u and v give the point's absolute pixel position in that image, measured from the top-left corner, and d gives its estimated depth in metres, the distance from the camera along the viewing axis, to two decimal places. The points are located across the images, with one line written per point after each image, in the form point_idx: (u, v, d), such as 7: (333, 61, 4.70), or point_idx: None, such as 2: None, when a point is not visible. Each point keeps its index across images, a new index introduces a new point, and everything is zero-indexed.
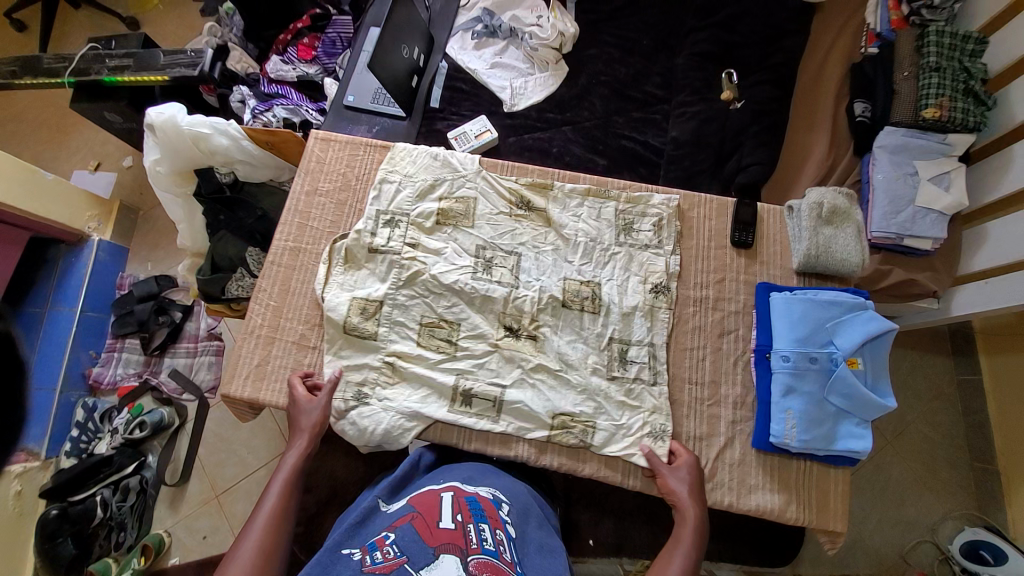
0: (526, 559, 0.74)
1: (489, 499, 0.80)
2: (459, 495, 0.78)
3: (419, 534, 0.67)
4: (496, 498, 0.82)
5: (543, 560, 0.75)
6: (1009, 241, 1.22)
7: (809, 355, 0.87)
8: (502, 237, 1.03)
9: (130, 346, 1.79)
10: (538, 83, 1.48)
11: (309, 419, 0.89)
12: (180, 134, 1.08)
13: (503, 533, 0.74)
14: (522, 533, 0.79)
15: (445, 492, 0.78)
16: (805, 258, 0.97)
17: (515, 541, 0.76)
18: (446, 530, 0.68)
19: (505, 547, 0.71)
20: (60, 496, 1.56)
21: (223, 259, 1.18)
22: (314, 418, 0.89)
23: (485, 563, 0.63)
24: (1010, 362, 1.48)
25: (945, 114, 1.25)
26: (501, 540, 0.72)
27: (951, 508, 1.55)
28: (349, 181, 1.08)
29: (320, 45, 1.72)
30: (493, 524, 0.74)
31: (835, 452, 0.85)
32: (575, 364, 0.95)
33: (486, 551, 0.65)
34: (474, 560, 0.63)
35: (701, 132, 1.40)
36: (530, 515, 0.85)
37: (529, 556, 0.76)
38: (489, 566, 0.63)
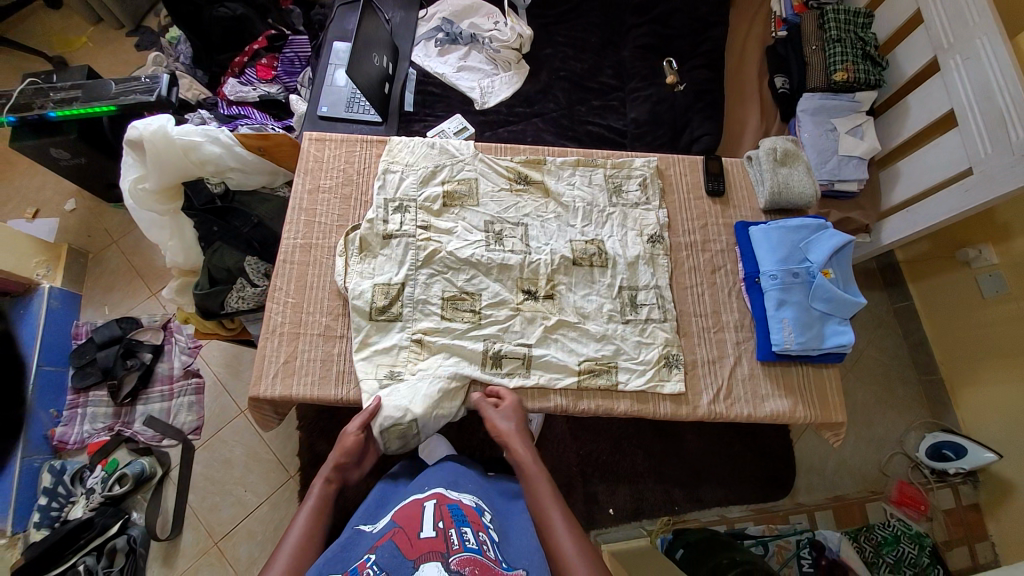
0: (512, 552, 0.77)
1: (472, 505, 0.82)
2: (442, 502, 0.81)
3: (399, 549, 0.69)
4: (479, 506, 0.84)
5: (526, 542, 0.79)
6: (916, 173, 1.46)
7: (792, 272, 1.00)
8: (507, 211, 1.10)
9: (98, 398, 1.58)
10: (504, 82, 1.60)
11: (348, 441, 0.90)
12: (170, 143, 1.08)
13: (486, 534, 0.77)
14: (505, 532, 0.82)
15: (426, 502, 0.80)
16: (770, 197, 1.12)
17: (498, 542, 0.78)
18: (427, 539, 0.71)
19: (488, 545, 0.74)
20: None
21: (220, 271, 1.14)
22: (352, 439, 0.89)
23: (467, 559, 0.67)
24: (933, 283, 1.74)
25: (851, 76, 1.50)
26: (484, 539, 0.74)
27: (912, 420, 1.76)
28: (351, 176, 1.11)
29: (279, 65, 1.74)
30: (476, 526, 0.77)
31: (826, 349, 0.99)
32: (592, 314, 1.03)
33: (468, 550, 0.70)
34: (456, 559, 0.67)
35: (656, 112, 1.57)
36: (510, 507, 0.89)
37: (514, 545, 0.79)
38: (472, 563, 0.67)
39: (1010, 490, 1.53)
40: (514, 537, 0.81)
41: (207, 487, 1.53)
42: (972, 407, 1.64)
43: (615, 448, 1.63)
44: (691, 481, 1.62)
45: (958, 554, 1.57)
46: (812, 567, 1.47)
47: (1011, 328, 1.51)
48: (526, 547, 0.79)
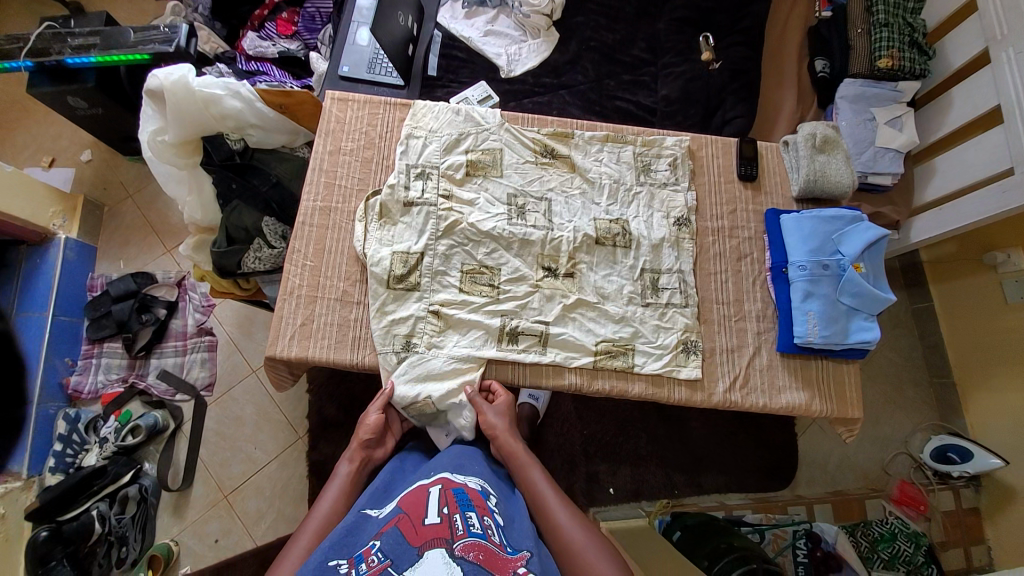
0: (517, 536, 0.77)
1: (477, 489, 0.82)
2: (447, 486, 0.81)
3: (404, 535, 0.70)
4: (484, 489, 0.84)
5: (529, 526, 0.79)
6: (954, 171, 1.40)
7: (822, 264, 0.97)
8: (531, 184, 1.07)
9: (112, 350, 1.60)
10: (532, 50, 1.54)
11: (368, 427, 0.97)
12: (191, 95, 1.05)
13: (491, 519, 0.77)
14: (510, 518, 0.81)
15: (431, 487, 0.80)
16: (805, 184, 1.08)
17: (504, 527, 0.78)
18: (431, 525, 0.71)
19: (493, 530, 0.74)
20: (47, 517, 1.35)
21: (238, 230, 1.12)
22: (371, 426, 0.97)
23: (472, 545, 0.68)
24: (957, 285, 1.69)
25: (897, 63, 1.42)
26: (489, 523, 0.74)
27: (920, 422, 1.75)
28: (373, 139, 1.08)
29: (299, 20, 1.68)
30: (481, 511, 0.77)
31: (850, 344, 0.97)
32: (612, 296, 1.01)
33: (473, 535, 0.70)
34: (460, 545, 0.67)
35: (688, 90, 1.51)
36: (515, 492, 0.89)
37: (518, 529, 0.79)
38: (476, 548, 0.68)
39: (1012, 496, 1.53)
40: (519, 523, 0.80)
41: (219, 442, 1.57)
42: (981, 413, 1.63)
43: (620, 430, 1.64)
44: (692, 467, 1.64)
45: (952, 555, 1.59)
46: (806, 557, 1.50)
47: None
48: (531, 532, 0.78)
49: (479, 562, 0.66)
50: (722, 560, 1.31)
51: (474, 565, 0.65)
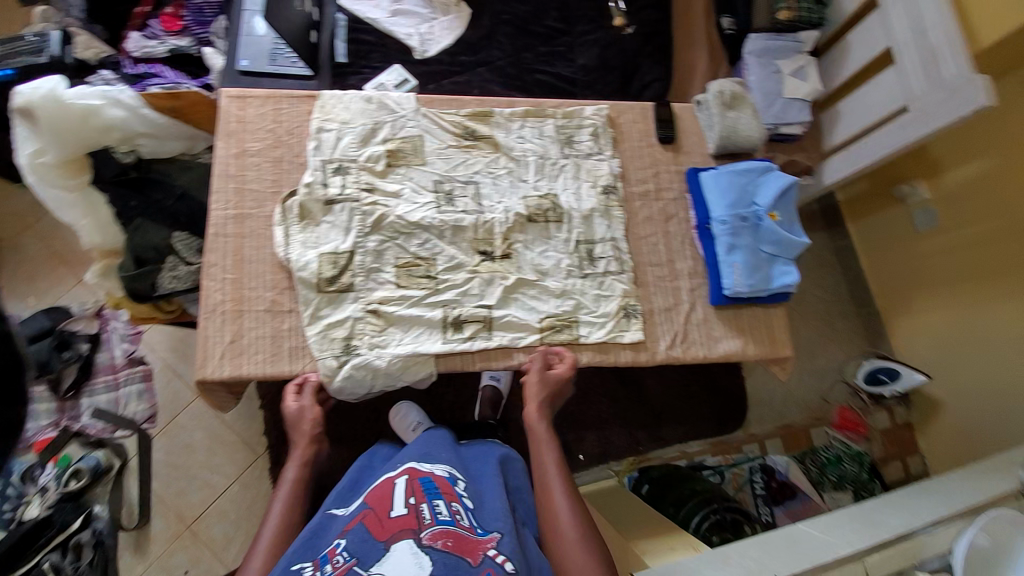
0: (487, 515, 0.83)
1: (444, 476, 0.87)
2: (414, 476, 0.85)
3: (370, 532, 0.77)
4: (452, 475, 0.88)
5: (498, 503, 0.85)
6: (855, 114, 1.50)
7: (741, 216, 1.02)
8: (457, 169, 1.04)
9: (36, 394, 1.38)
10: (444, 27, 1.49)
11: (305, 424, 0.91)
12: (65, 108, 0.94)
13: (459, 503, 0.83)
14: (479, 498, 0.87)
15: (398, 479, 0.85)
16: (719, 141, 1.12)
17: (473, 509, 0.84)
18: (397, 517, 0.79)
19: (461, 514, 0.81)
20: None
21: (146, 250, 1.03)
22: (310, 424, 0.90)
23: (440, 533, 0.77)
24: (872, 221, 1.85)
25: (795, 15, 1.49)
26: (457, 509, 0.81)
27: (848, 349, 1.92)
28: (281, 136, 1.01)
29: (186, 13, 1.52)
30: (448, 497, 0.83)
31: (773, 289, 1.03)
32: (551, 271, 1.02)
33: (440, 522, 0.78)
34: (428, 535, 0.76)
35: (606, 57, 1.52)
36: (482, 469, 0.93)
37: (488, 507, 0.85)
38: (444, 535, 0.76)
39: (939, 407, 1.71)
40: (489, 502, 0.86)
41: (171, 473, 1.47)
42: (904, 332, 1.80)
43: (581, 398, 1.68)
44: (653, 423, 1.72)
45: (892, 467, 1.75)
46: (763, 489, 1.59)
47: (938, 258, 1.65)
48: (500, 507, 0.85)
49: (447, 549, 0.75)
50: (686, 506, 1.40)
51: (441, 552, 0.74)
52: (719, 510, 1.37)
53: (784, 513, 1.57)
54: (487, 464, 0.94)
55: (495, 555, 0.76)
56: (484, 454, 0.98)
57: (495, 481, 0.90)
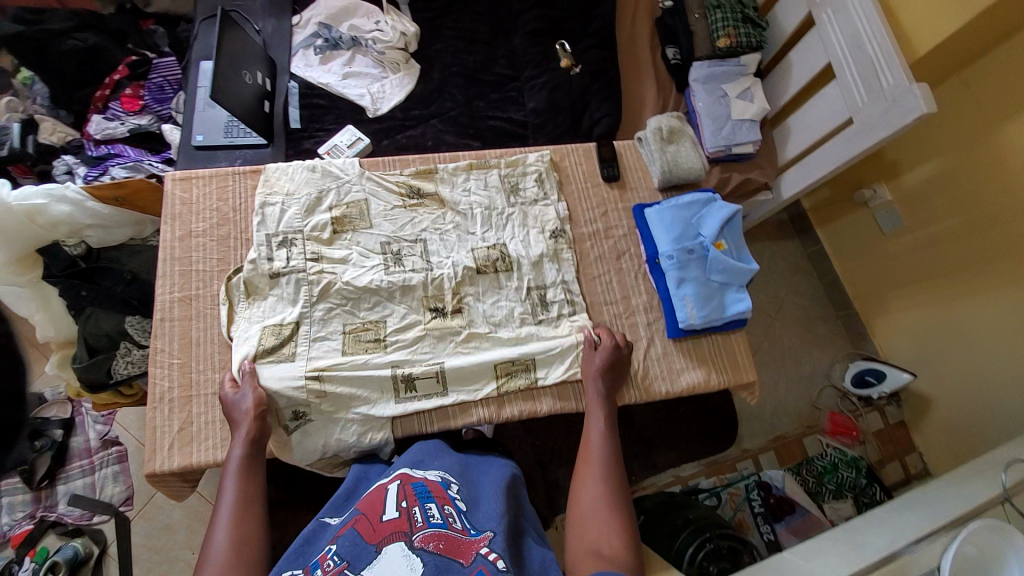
0: (485, 516, 0.77)
1: (437, 480, 0.81)
2: (406, 482, 0.79)
3: (361, 536, 0.68)
4: (445, 479, 0.83)
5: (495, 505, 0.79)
6: (804, 125, 1.51)
7: (686, 249, 1.03)
8: (403, 228, 1.06)
9: (11, 486, 1.37)
10: (395, 85, 1.53)
11: (243, 407, 0.85)
12: (9, 211, 0.97)
13: (453, 506, 0.76)
14: (476, 504, 0.80)
15: (389, 484, 0.79)
16: (663, 174, 1.14)
17: (467, 513, 0.77)
18: (389, 521, 0.70)
19: (454, 517, 0.73)
20: None
21: (99, 339, 1.05)
22: (248, 404, 0.85)
23: (432, 535, 0.68)
24: (838, 225, 1.86)
25: (735, 41, 1.53)
26: (450, 512, 0.74)
27: (834, 354, 1.89)
28: (226, 215, 1.03)
29: (146, 93, 1.55)
30: (441, 500, 0.76)
31: (727, 317, 1.03)
32: (503, 321, 1.02)
33: (432, 525, 0.69)
34: (419, 537, 0.67)
35: (554, 99, 1.56)
36: (478, 479, 0.88)
37: (485, 509, 0.78)
38: (437, 537, 0.68)
39: (930, 405, 1.68)
40: (484, 505, 0.80)
41: (152, 557, 1.37)
42: (887, 332, 1.77)
43: (569, 433, 1.60)
44: (644, 451, 1.66)
45: (891, 469, 1.71)
46: (762, 506, 1.55)
47: (921, 253, 1.61)
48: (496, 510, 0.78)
49: (440, 551, 0.65)
50: (680, 537, 1.33)
51: (433, 554, 0.65)
52: (713, 539, 1.29)
53: (787, 530, 1.52)
54: (486, 474, 0.90)
55: (490, 554, 0.67)
56: (486, 464, 0.94)
57: (492, 488, 0.84)
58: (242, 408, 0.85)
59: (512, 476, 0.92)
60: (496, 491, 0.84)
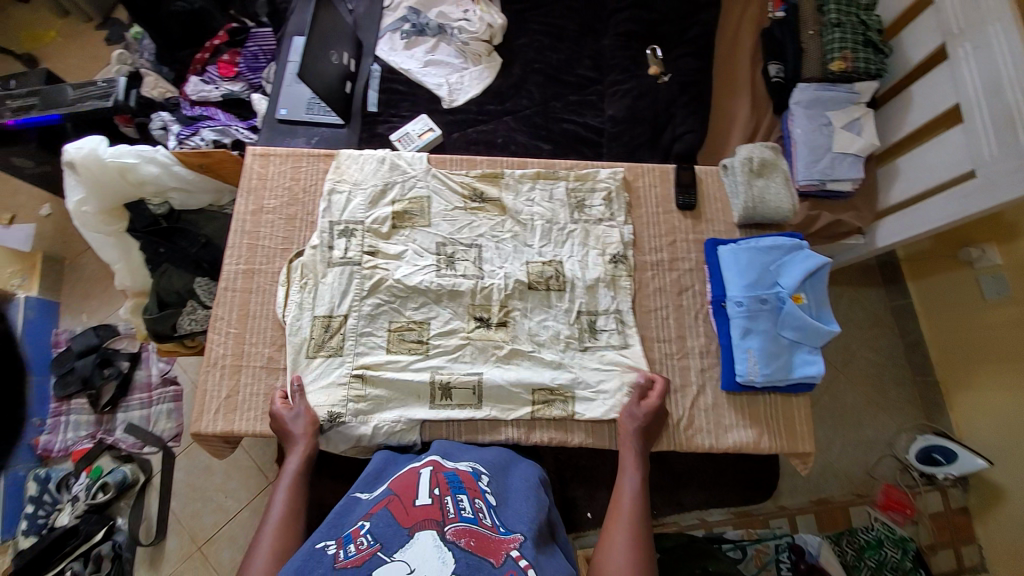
0: (512, 516, 0.73)
1: (468, 472, 0.79)
2: (438, 470, 0.77)
3: (395, 517, 0.66)
4: (476, 470, 0.81)
5: (525, 505, 0.76)
6: (916, 171, 1.34)
7: (759, 298, 0.95)
8: (461, 231, 1.04)
9: (80, 405, 1.51)
10: (474, 77, 1.50)
11: (298, 425, 0.88)
12: (104, 167, 1.05)
13: (483, 501, 0.73)
14: (504, 500, 0.77)
15: (422, 470, 0.77)
16: (744, 211, 1.05)
17: (496, 508, 0.75)
18: (422, 506, 0.68)
19: (485, 513, 0.70)
20: None
21: (170, 295, 1.13)
22: (303, 423, 0.87)
23: (463, 530, 0.64)
24: (935, 282, 1.64)
25: (849, 65, 1.37)
26: (480, 507, 0.71)
27: (903, 422, 1.69)
28: (297, 194, 1.06)
29: (241, 60, 1.63)
30: (472, 493, 0.74)
31: (793, 379, 0.94)
32: (547, 342, 0.98)
33: (464, 519, 0.67)
34: (452, 530, 0.64)
35: (636, 108, 1.48)
36: (508, 475, 0.85)
37: (515, 509, 0.75)
38: (469, 533, 0.64)
39: (1002, 495, 1.46)
40: (514, 503, 0.77)
41: (190, 493, 1.49)
42: (968, 410, 1.56)
43: None
44: (672, 486, 1.56)
45: (942, 557, 1.51)
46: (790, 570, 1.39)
47: None
48: (525, 512, 0.75)
49: (471, 549, 0.62)
50: None
51: (465, 552, 0.61)
52: None
53: None
54: (516, 468, 0.88)
55: (520, 559, 0.63)
56: (515, 459, 0.91)
57: (522, 485, 0.82)
58: (296, 425, 0.87)
59: (539, 477, 0.89)
60: (526, 488, 0.82)
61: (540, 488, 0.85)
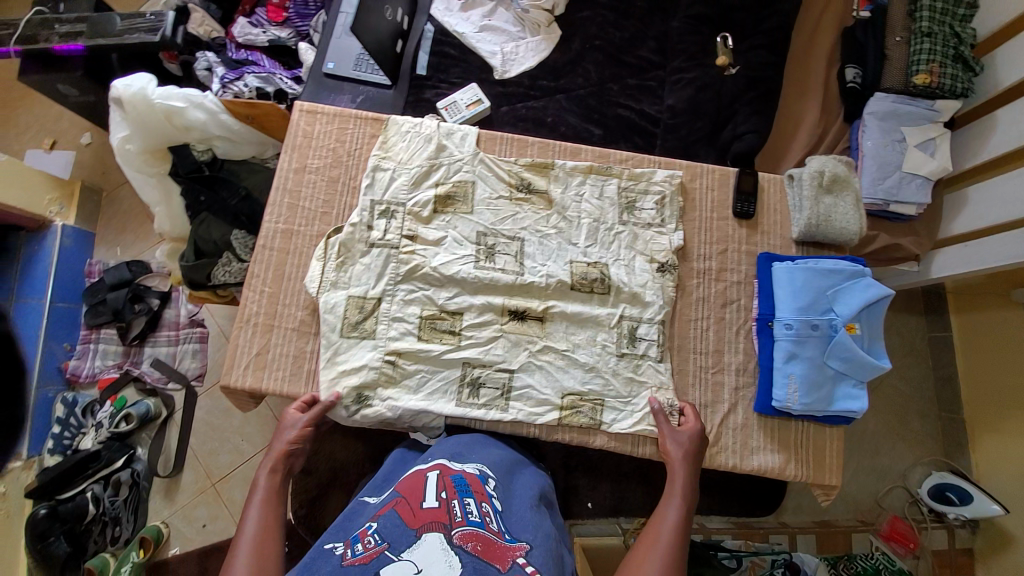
0: (517, 523, 0.72)
1: (476, 474, 0.78)
2: (446, 472, 0.76)
3: (402, 518, 0.65)
4: (483, 473, 0.79)
5: (531, 514, 0.75)
6: (986, 205, 1.24)
7: (810, 323, 0.90)
8: (504, 222, 1.00)
9: (108, 336, 1.54)
10: (530, 49, 1.42)
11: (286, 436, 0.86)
12: (152, 108, 1.03)
13: (490, 506, 0.72)
14: (507, 506, 0.76)
15: (429, 471, 0.76)
16: (806, 227, 0.99)
17: (502, 513, 0.73)
18: (429, 509, 0.66)
19: (491, 518, 0.69)
20: (48, 494, 1.37)
21: (207, 243, 1.12)
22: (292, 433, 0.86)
23: (470, 534, 0.63)
24: (980, 320, 1.54)
25: (935, 80, 1.26)
26: (487, 510, 0.70)
27: (921, 456, 1.64)
28: (340, 157, 1.03)
29: (290, 5, 1.56)
30: (479, 496, 0.72)
31: (833, 412, 0.91)
32: (583, 344, 0.95)
33: (472, 523, 0.65)
34: (458, 534, 0.62)
35: (697, 100, 1.39)
36: (512, 480, 0.83)
37: (521, 517, 0.73)
38: (475, 537, 0.63)
39: (1012, 545, 1.43)
40: (518, 509, 0.76)
41: (208, 432, 1.53)
42: (991, 456, 1.51)
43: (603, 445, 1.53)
44: None
45: None
46: None
47: None
48: (529, 518, 0.74)
49: (477, 554, 0.60)
50: None
51: (472, 556, 0.59)
52: None
53: None
54: (520, 474, 0.87)
55: (526, 565, 0.62)
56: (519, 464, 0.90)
57: (527, 493, 0.81)
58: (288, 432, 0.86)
59: (542, 486, 0.88)
60: (529, 496, 0.81)
61: (542, 497, 0.83)
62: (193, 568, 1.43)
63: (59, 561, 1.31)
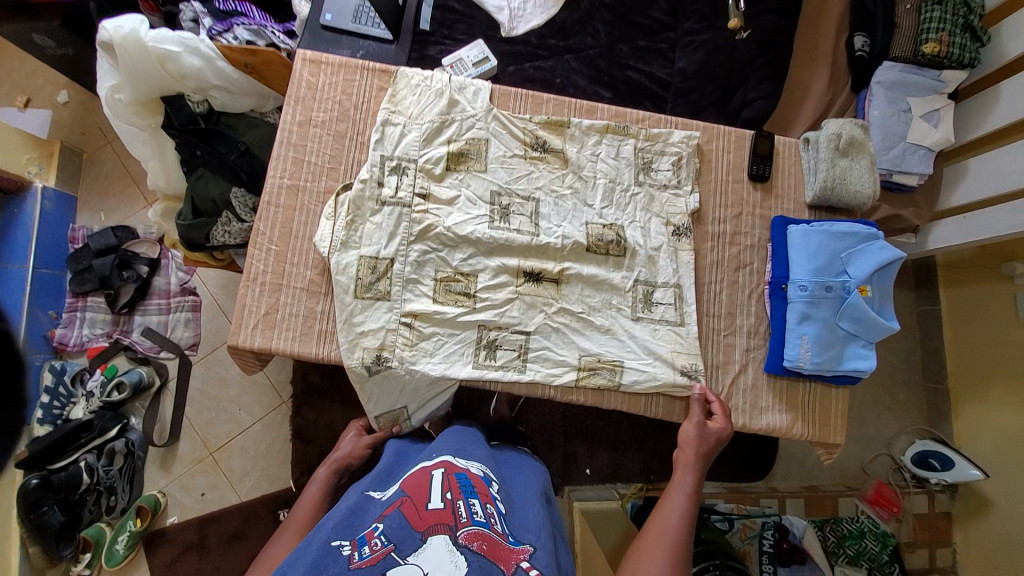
0: (519, 527, 0.70)
1: (480, 476, 0.76)
2: (451, 471, 0.74)
3: (407, 519, 0.63)
4: (486, 476, 0.79)
5: (533, 515, 0.74)
6: (986, 175, 1.26)
7: (824, 285, 0.91)
8: (518, 181, 0.98)
9: (95, 304, 1.48)
10: (538, 5, 1.37)
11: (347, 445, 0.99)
12: (144, 52, 0.95)
13: (494, 507, 0.70)
14: (510, 508, 0.76)
15: (434, 471, 0.74)
16: (820, 191, 0.99)
17: (505, 515, 0.72)
18: (435, 510, 0.65)
19: (496, 520, 0.68)
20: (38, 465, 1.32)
21: (205, 202, 1.08)
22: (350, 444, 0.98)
23: (475, 534, 0.61)
24: (967, 294, 1.58)
25: (944, 50, 1.24)
26: (492, 513, 0.68)
27: (905, 425, 1.69)
28: (347, 110, 0.99)
29: None
30: (483, 498, 0.70)
31: (842, 371, 0.92)
32: (598, 307, 0.95)
33: (477, 523, 0.63)
34: (464, 534, 0.61)
35: (709, 64, 1.36)
36: (515, 487, 0.82)
37: (522, 521, 0.72)
38: (481, 538, 0.61)
39: (988, 508, 1.50)
40: (521, 513, 0.75)
41: (205, 401, 1.50)
42: (972, 423, 1.57)
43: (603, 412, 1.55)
44: None
45: (917, 555, 1.58)
46: (772, 547, 1.44)
47: None
48: (529, 519, 0.73)
49: (483, 553, 0.59)
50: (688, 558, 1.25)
51: (477, 555, 0.58)
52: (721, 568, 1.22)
53: None
54: (520, 472, 0.88)
55: (530, 569, 0.61)
56: (518, 462, 0.92)
57: (526, 494, 0.80)
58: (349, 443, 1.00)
59: (542, 487, 0.87)
60: (531, 497, 0.80)
61: (542, 497, 0.83)
62: (193, 535, 1.41)
63: (54, 531, 1.27)
